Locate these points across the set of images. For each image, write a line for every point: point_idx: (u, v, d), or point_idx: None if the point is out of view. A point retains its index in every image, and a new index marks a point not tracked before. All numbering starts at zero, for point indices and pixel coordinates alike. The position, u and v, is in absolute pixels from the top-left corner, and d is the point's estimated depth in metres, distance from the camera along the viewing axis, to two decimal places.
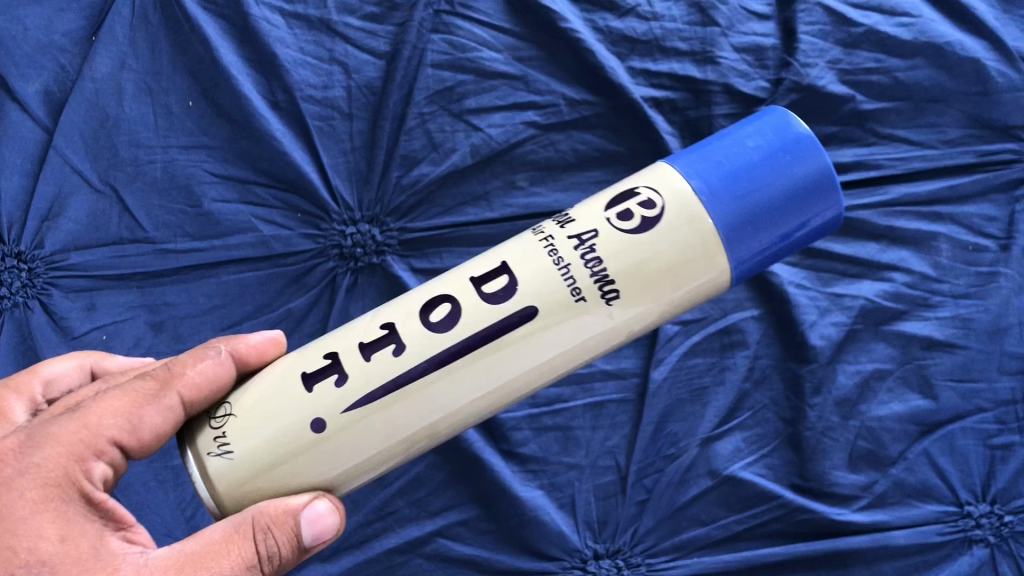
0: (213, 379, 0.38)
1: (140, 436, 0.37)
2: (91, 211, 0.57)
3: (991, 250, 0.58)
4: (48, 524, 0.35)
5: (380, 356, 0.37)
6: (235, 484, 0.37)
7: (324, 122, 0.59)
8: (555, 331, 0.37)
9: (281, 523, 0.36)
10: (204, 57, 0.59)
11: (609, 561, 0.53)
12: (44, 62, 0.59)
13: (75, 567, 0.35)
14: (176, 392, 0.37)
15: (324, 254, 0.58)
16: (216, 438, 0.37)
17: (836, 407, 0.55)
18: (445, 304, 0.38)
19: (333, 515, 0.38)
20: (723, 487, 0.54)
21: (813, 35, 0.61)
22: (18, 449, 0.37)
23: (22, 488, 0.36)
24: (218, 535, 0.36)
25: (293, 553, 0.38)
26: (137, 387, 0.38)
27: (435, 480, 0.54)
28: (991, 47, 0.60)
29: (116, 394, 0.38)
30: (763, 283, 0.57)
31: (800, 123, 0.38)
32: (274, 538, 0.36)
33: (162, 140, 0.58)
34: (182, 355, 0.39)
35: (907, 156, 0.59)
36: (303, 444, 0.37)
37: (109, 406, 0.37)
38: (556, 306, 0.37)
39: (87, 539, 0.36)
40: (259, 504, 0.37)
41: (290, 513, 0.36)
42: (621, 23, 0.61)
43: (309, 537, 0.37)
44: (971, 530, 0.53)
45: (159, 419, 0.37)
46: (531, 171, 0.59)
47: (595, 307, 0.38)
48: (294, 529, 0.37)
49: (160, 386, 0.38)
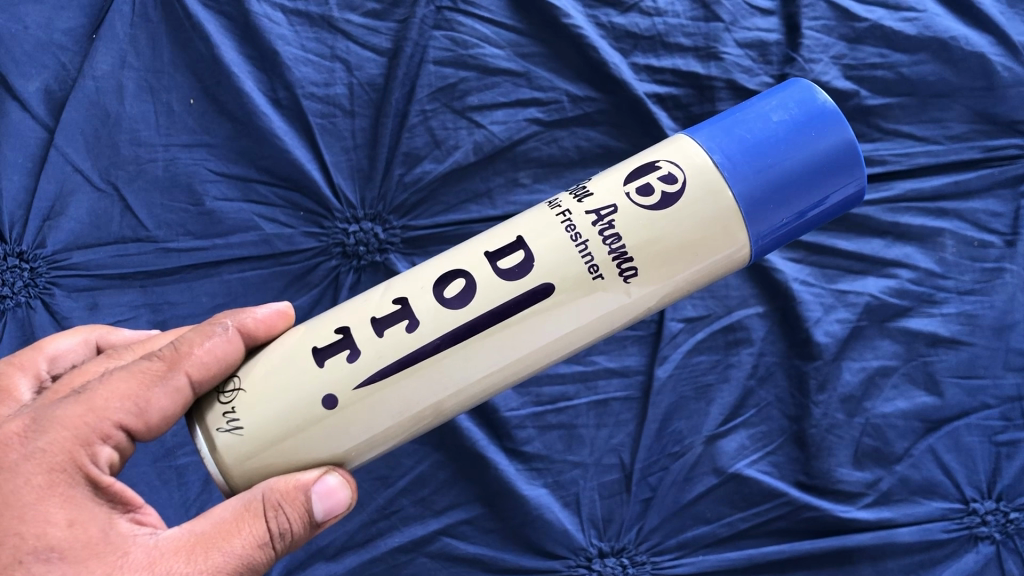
0: (222, 357, 0.38)
1: (147, 419, 0.37)
2: (93, 210, 0.57)
3: (996, 246, 0.57)
4: (56, 509, 0.35)
5: (393, 332, 0.37)
6: (242, 458, 0.37)
7: (326, 119, 0.58)
8: (572, 307, 0.37)
9: (292, 499, 0.36)
10: (205, 55, 0.59)
11: (614, 559, 0.53)
12: (44, 60, 0.59)
13: (84, 552, 0.34)
14: (183, 372, 0.37)
15: (327, 252, 0.57)
16: (226, 413, 0.37)
17: (841, 404, 0.55)
18: (459, 279, 0.37)
19: (344, 490, 0.38)
20: (729, 485, 0.54)
21: (818, 30, 0.61)
22: (23, 433, 0.36)
23: (28, 474, 0.35)
24: (228, 514, 0.36)
25: (305, 529, 0.37)
26: (143, 368, 0.37)
27: (439, 478, 0.54)
28: (996, 41, 0.60)
29: (121, 375, 0.37)
30: (767, 279, 0.57)
31: (824, 95, 0.38)
32: (286, 515, 0.36)
33: (164, 139, 0.58)
34: (189, 332, 0.39)
35: (912, 151, 0.59)
36: (315, 418, 0.37)
37: (115, 388, 0.37)
38: (573, 284, 0.37)
39: (95, 524, 0.35)
40: (269, 481, 0.36)
41: (300, 488, 0.36)
42: (624, 19, 0.61)
43: (321, 511, 0.37)
44: (977, 527, 0.53)
45: (167, 401, 0.37)
46: (533, 168, 0.59)
47: (612, 284, 0.37)
48: (306, 505, 0.36)
49: (167, 366, 0.37)
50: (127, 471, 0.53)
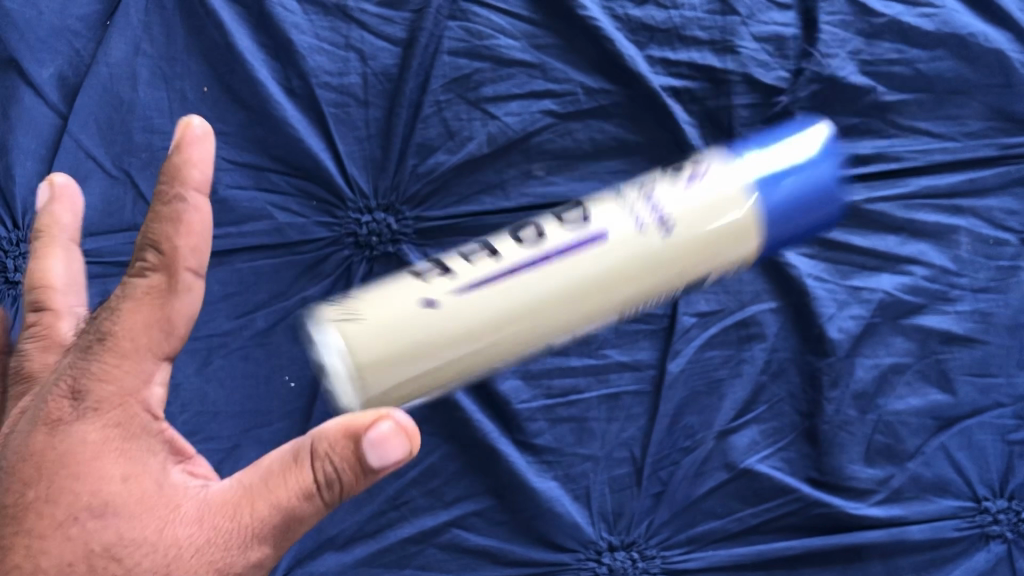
0: (201, 232, 0.36)
1: (174, 338, 0.36)
2: (104, 197, 0.57)
3: (1012, 244, 0.57)
4: (114, 463, 0.34)
5: (513, 246, 0.34)
6: (373, 364, 0.32)
7: (339, 108, 0.58)
8: (677, 235, 0.34)
9: (341, 443, 0.33)
10: (220, 42, 0.59)
11: (624, 553, 0.53)
12: (57, 46, 0.58)
13: (139, 506, 0.34)
14: (184, 270, 0.36)
15: (340, 242, 0.57)
16: (341, 309, 0.32)
17: (854, 401, 0.54)
18: (569, 210, 0.35)
19: (400, 439, 0.32)
20: (740, 480, 0.54)
21: (835, 25, 0.61)
22: (64, 391, 0.35)
23: (84, 432, 0.34)
24: (281, 461, 0.35)
25: (360, 479, 0.34)
26: (140, 289, 0.35)
27: (449, 470, 0.54)
28: (1014, 38, 0.60)
29: (131, 308, 0.35)
30: (781, 275, 0.57)
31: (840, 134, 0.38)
32: (332, 464, 0.34)
33: (177, 126, 0.58)
34: (153, 225, 0.36)
35: (928, 148, 0.59)
36: (405, 326, 0.32)
37: (131, 326, 0.35)
38: (682, 204, 0.34)
39: (149, 477, 0.35)
40: (326, 424, 0.34)
41: (351, 433, 0.33)
42: (640, 11, 0.61)
43: (375, 460, 0.33)
44: (988, 526, 0.53)
45: (184, 306, 0.36)
46: (547, 160, 0.59)
47: (695, 219, 0.34)
48: (357, 451, 0.33)
49: (167, 276, 0.35)
50: None
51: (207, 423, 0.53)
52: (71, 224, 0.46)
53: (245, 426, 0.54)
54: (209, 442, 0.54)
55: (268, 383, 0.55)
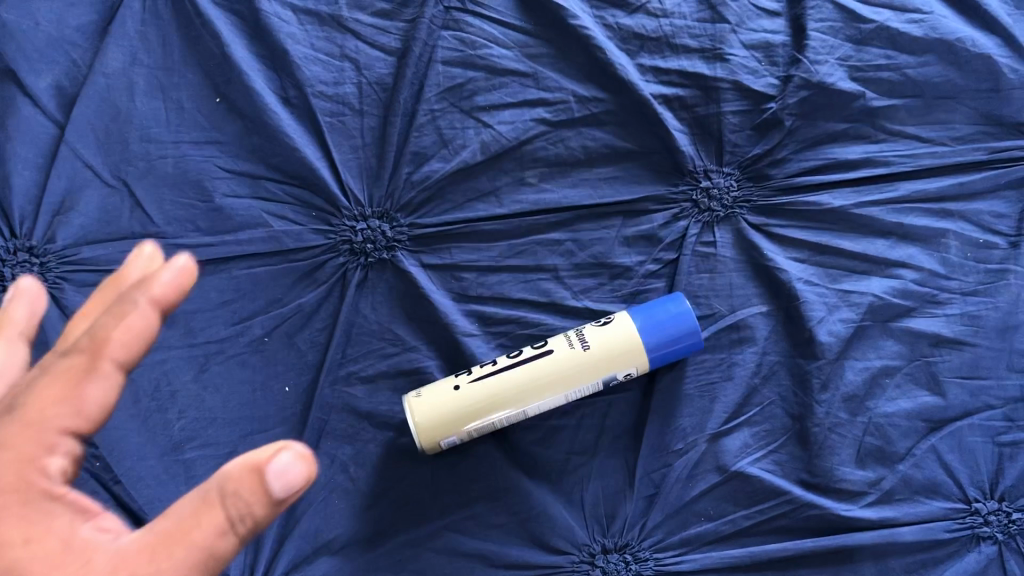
0: (140, 334, 0.37)
1: (87, 416, 0.36)
2: (103, 206, 0.58)
3: (1000, 247, 0.58)
4: (12, 527, 0.33)
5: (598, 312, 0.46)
6: None
7: (335, 118, 0.60)
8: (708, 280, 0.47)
9: (244, 481, 0.33)
10: (215, 52, 0.60)
11: (617, 555, 0.53)
12: (55, 57, 0.59)
13: (45, 566, 0.32)
14: (109, 360, 0.36)
15: (335, 250, 0.58)
16: None
17: (844, 404, 0.55)
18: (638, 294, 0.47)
19: (301, 466, 0.33)
20: (731, 483, 0.54)
21: (824, 31, 0.61)
22: None
23: None
24: (188, 508, 0.34)
25: (270, 514, 0.33)
26: (66, 367, 0.36)
27: (443, 473, 0.54)
28: (1001, 44, 0.61)
29: (48, 380, 0.36)
30: (771, 279, 0.57)
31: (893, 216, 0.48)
32: (243, 501, 0.33)
33: (174, 136, 0.59)
34: (101, 318, 0.37)
35: (917, 153, 0.60)
36: None
37: (44, 396, 0.36)
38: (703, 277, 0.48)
39: (53, 536, 0.33)
40: (224, 468, 0.33)
41: (252, 470, 0.33)
42: (631, 20, 0.62)
43: (280, 491, 0.33)
44: (979, 527, 0.53)
45: (103, 392, 0.36)
46: (540, 168, 0.60)
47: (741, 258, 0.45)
48: (261, 486, 0.33)
49: (90, 359, 0.36)
50: (134, 465, 0.52)
51: (205, 428, 0.54)
52: (23, 320, 0.42)
53: (245, 432, 0.54)
54: (207, 448, 0.54)
55: (265, 390, 0.55)
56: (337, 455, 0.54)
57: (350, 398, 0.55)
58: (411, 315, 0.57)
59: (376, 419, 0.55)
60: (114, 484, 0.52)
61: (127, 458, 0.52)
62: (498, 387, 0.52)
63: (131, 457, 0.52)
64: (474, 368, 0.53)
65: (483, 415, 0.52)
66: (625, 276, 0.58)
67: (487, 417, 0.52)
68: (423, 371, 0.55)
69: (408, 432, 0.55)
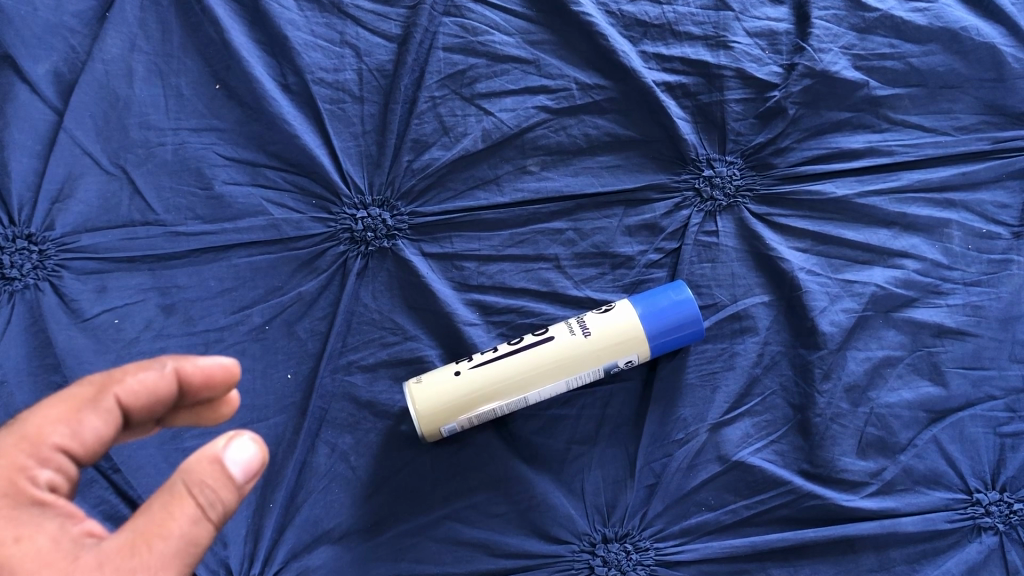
0: (150, 389, 0.39)
1: (82, 441, 0.37)
2: (101, 193, 0.57)
3: (1003, 237, 0.58)
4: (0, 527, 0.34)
5: None
6: None
7: (335, 105, 0.59)
8: None
9: (209, 470, 0.35)
10: (215, 39, 0.59)
11: (618, 545, 0.53)
12: (53, 42, 0.59)
13: (36, 563, 0.33)
14: (113, 396, 0.38)
15: (335, 237, 0.58)
16: None
17: (846, 394, 0.54)
18: None
19: (257, 448, 0.37)
20: (732, 473, 0.54)
21: (828, 20, 0.62)
22: None
23: None
24: (155, 506, 0.35)
25: (233, 500, 0.36)
26: (72, 393, 0.38)
27: (444, 462, 0.54)
28: (1006, 32, 0.61)
29: (53, 400, 0.38)
30: (773, 268, 0.57)
31: None
32: (212, 487, 0.35)
33: (173, 123, 0.58)
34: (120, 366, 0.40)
35: (920, 142, 0.59)
36: None
37: (45, 414, 0.37)
38: None
39: (43, 535, 0.34)
40: (183, 467, 0.36)
41: (213, 459, 0.36)
42: (633, 8, 0.62)
43: (240, 473, 0.36)
44: (981, 517, 0.53)
45: (101, 423, 0.38)
46: (542, 156, 0.60)
47: None
48: (224, 472, 0.36)
49: (97, 390, 0.38)
50: (133, 453, 0.52)
51: None
52: None
53: (243, 420, 0.54)
54: (208, 436, 0.54)
55: (265, 377, 0.55)
56: (337, 444, 0.54)
57: (349, 386, 0.55)
58: (411, 304, 0.56)
59: (376, 408, 0.54)
60: (114, 472, 0.52)
61: (126, 446, 0.52)
62: (499, 373, 0.52)
63: (130, 446, 0.52)
64: (475, 355, 0.53)
65: (484, 402, 0.52)
66: (627, 266, 0.57)
67: (488, 404, 0.52)
68: (424, 359, 0.55)
69: (409, 421, 0.55)
